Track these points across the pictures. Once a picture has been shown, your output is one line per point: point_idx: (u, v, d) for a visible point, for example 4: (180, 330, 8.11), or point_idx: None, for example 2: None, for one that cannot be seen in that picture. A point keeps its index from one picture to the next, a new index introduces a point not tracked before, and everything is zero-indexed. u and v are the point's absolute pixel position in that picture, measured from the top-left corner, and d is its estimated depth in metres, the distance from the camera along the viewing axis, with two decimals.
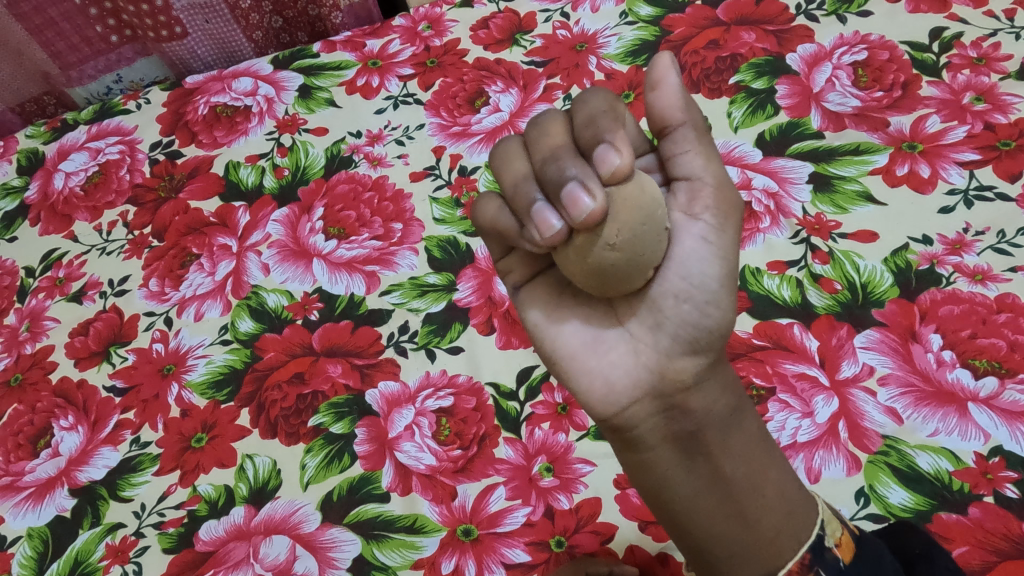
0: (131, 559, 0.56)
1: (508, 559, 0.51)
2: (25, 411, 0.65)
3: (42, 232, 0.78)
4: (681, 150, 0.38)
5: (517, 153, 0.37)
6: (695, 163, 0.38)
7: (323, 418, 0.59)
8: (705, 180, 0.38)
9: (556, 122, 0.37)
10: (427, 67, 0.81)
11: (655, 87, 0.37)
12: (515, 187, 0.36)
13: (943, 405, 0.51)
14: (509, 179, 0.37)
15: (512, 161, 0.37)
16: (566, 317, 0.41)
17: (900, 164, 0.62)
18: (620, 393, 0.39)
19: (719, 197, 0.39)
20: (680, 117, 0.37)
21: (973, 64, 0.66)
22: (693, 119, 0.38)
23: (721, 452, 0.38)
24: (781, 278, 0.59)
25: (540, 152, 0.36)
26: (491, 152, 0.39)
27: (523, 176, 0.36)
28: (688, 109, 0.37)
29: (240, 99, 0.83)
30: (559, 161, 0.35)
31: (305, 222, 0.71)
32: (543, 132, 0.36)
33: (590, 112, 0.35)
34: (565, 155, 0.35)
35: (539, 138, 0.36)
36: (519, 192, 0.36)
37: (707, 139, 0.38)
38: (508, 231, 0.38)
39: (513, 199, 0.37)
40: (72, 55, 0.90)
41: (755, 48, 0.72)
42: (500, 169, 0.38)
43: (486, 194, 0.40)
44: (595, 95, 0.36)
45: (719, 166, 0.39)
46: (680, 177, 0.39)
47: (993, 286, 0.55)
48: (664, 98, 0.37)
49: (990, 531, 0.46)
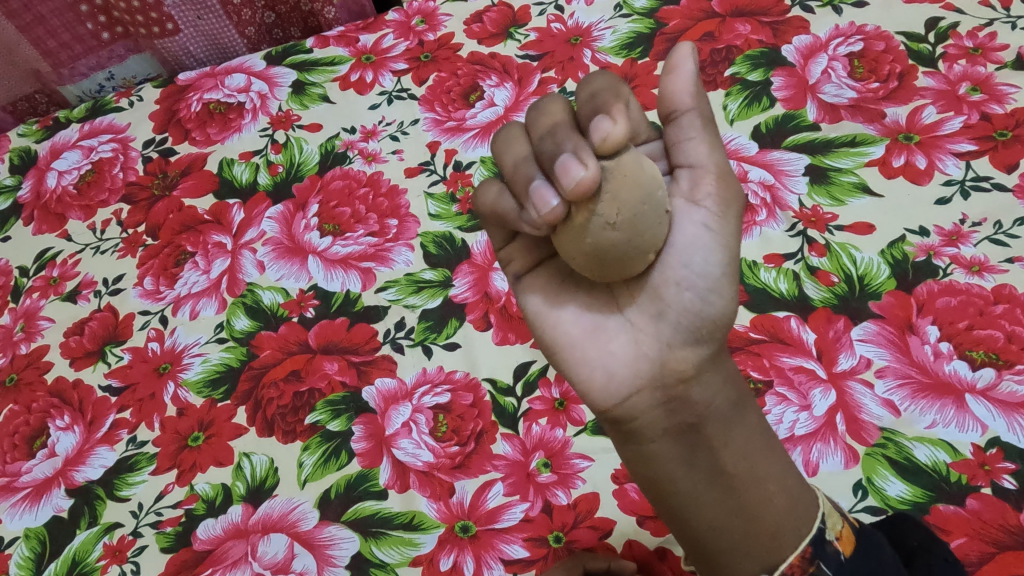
0: (129, 559, 0.56)
1: (506, 555, 0.51)
2: (21, 412, 0.65)
3: (35, 231, 0.77)
4: (686, 136, 0.38)
5: (518, 135, 0.37)
6: (699, 150, 0.38)
7: (320, 416, 0.59)
8: (709, 168, 0.38)
9: (556, 101, 0.37)
10: (421, 62, 0.80)
11: (671, 73, 0.38)
12: (515, 165, 0.37)
13: (940, 397, 0.51)
14: (509, 159, 0.37)
15: (513, 143, 0.37)
16: (567, 303, 0.41)
17: (897, 155, 0.62)
18: (621, 382, 0.39)
19: (722, 186, 0.38)
20: (688, 103, 0.38)
21: (969, 54, 0.66)
22: (702, 107, 0.38)
23: (722, 444, 0.38)
24: (778, 271, 0.59)
25: (538, 130, 0.36)
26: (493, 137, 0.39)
27: (522, 156, 0.37)
28: (699, 98, 0.38)
29: (234, 96, 0.82)
30: (556, 136, 0.35)
31: (300, 219, 0.71)
32: (541, 112, 0.36)
33: (590, 93, 0.36)
34: (562, 130, 0.35)
35: (538, 118, 0.36)
36: (518, 171, 0.36)
37: (714, 128, 0.38)
38: (508, 215, 0.38)
39: (512, 179, 0.37)
40: (64, 53, 0.89)
41: (751, 40, 0.72)
42: (501, 152, 0.38)
43: (489, 178, 0.40)
44: (597, 78, 0.37)
45: (724, 156, 0.38)
46: (683, 164, 0.39)
47: (990, 277, 0.54)
48: (677, 83, 0.37)
49: (987, 522, 0.46)
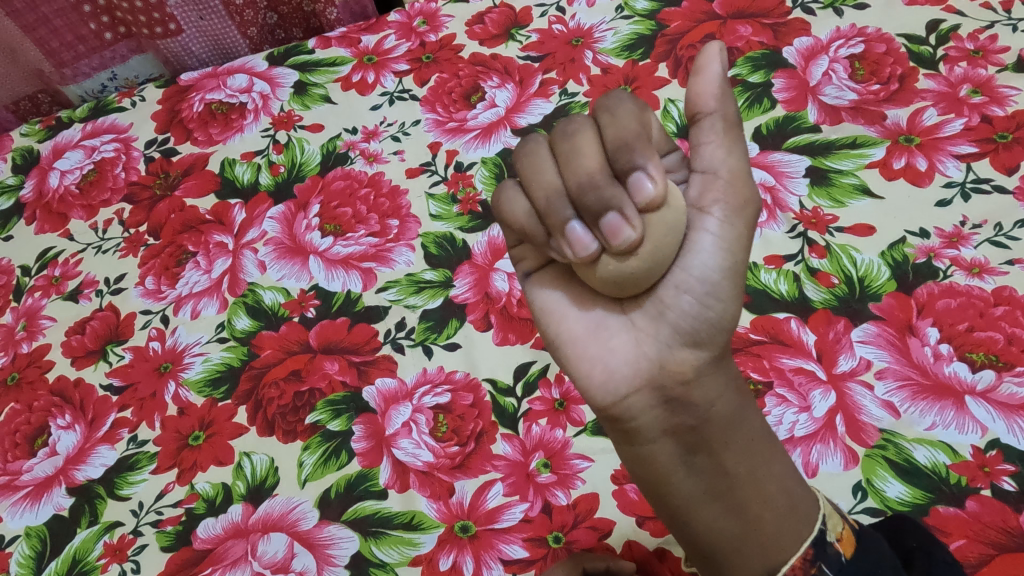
0: (130, 558, 0.56)
1: (506, 555, 0.51)
2: (22, 410, 0.65)
3: (38, 231, 0.78)
4: (705, 140, 0.38)
5: (547, 166, 0.36)
6: (716, 155, 0.38)
7: (320, 416, 0.59)
8: (720, 174, 0.38)
9: (587, 135, 0.35)
10: (422, 63, 0.80)
11: (698, 74, 0.37)
12: (547, 203, 0.36)
13: (940, 398, 0.51)
14: (540, 193, 0.36)
15: (542, 175, 0.36)
16: (570, 302, 0.41)
17: (898, 157, 0.62)
18: (620, 381, 0.39)
19: (733, 192, 0.38)
20: (712, 105, 0.37)
21: (970, 57, 0.66)
22: (725, 110, 0.37)
23: (722, 446, 0.38)
24: (779, 272, 0.59)
25: (574, 173, 0.35)
26: (515, 155, 0.37)
27: (554, 192, 0.35)
28: (723, 101, 0.37)
29: (236, 96, 0.82)
30: (597, 188, 0.34)
31: (301, 220, 0.71)
32: (576, 151, 0.35)
33: (624, 133, 0.34)
34: (601, 180, 0.34)
35: (573, 158, 0.35)
36: (552, 211, 0.35)
37: (736, 132, 0.38)
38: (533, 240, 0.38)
39: (544, 215, 0.36)
40: (66, 53, 0.89)
41: (752, 42, 0.72)
42: (528, 180, 0.36)
43: (506, 188, 0.39)
44: (627, 110, 0.35)
45: (740, 161, 0.38)
46: (697, 169, 0.39)
47: (990, 279, 0.54)
48: (703, 86, 0.37)
49: (987, 524, 0.46)
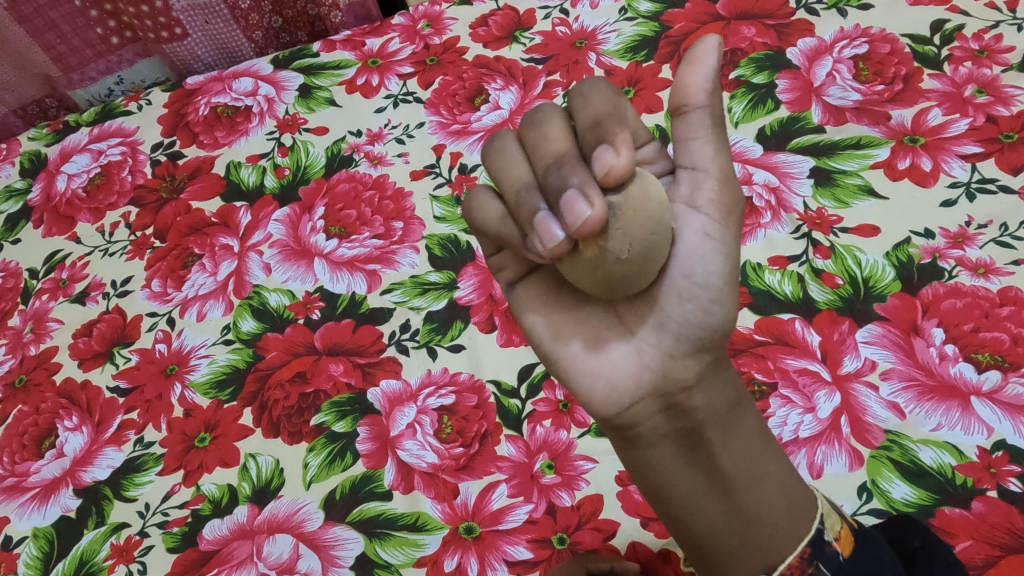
0: (136, 559, 0.56)
1: (510, 556, 0.51)
2: (29, 412, 0.66)
3: (45, 234, 0.78)
4: (692, 135, 0.37)
5: (516, 157, 0.36)
6: (704, 152, 0.37)
7: (325, 417, 0.60)
8: (711, 172, 0.37)
9: (555, 123, 0.36)
10: (426, 65, 0.81)
11: (690, 63, 0.36)
12: (518, 196, 0.35)
13: (945, 399, 0.50)
14: (511, 186, 0.36)
15: (512, 168, 0.36)
16: (570, 333, 0.40)
17: (902, 158, 0.62)
18: (622, 392, 0.39)
19: (723, 192, 0.38)
20: (701, 99, 0.36)
21: (975, 56, 0.66)
22: (714, 106, 0.37)
23: (721, 448, 0.38)
24: (783, 273, 0.58)
25: (541, 160, 0.35)
26: (485, 150, 0.38)
27: (524, 185, 0.35)
28: (713, 96, 0.36)
29: (241, 99, 0.83)
30: (561, 168, 0.33)
31: (306, 222, 0.72)
32: (541, 137, 0.35)
33: (593, 114, 0.35)
34: (567, 163, 0.34)
35: (539, 145, 0.35)
36: (521, 202, 0.35)
37: (722, 128, 0.37)
38: (509, 240, 0.37)
39: (516, 209, 0.35)
40: (73, 57, 0.90)
41: (755, 43, 0.72)
42: (501, 175, 0.37)
43: (482, 195, 0.39)
44: (599, 91, 0.36)
45: (727, 160, 0.38)
46: (685, 166, 0.38)
47: (995, 280, 0.54)
48: (694, 75, 0.36)
49: (993, 525, 0.46)
